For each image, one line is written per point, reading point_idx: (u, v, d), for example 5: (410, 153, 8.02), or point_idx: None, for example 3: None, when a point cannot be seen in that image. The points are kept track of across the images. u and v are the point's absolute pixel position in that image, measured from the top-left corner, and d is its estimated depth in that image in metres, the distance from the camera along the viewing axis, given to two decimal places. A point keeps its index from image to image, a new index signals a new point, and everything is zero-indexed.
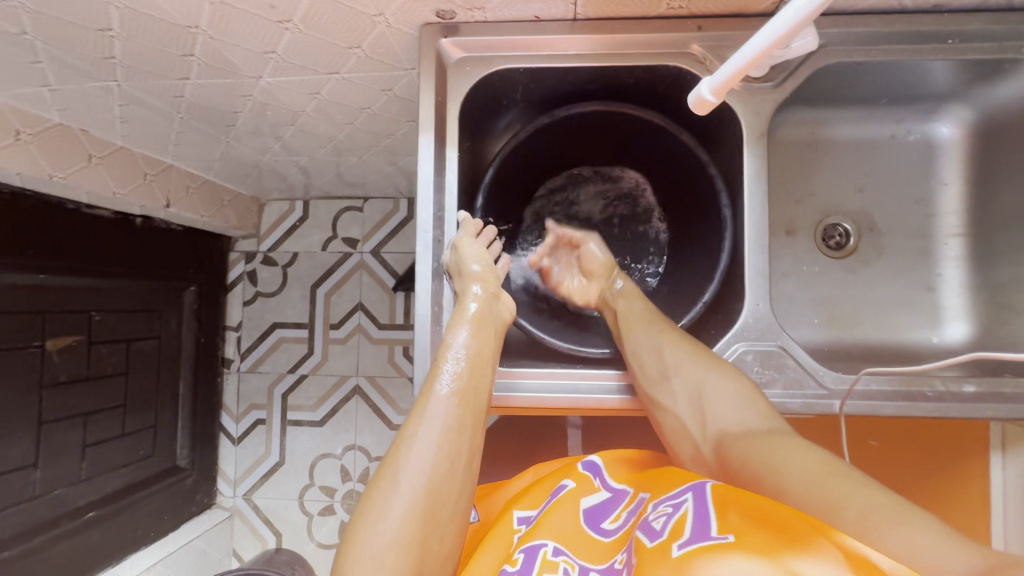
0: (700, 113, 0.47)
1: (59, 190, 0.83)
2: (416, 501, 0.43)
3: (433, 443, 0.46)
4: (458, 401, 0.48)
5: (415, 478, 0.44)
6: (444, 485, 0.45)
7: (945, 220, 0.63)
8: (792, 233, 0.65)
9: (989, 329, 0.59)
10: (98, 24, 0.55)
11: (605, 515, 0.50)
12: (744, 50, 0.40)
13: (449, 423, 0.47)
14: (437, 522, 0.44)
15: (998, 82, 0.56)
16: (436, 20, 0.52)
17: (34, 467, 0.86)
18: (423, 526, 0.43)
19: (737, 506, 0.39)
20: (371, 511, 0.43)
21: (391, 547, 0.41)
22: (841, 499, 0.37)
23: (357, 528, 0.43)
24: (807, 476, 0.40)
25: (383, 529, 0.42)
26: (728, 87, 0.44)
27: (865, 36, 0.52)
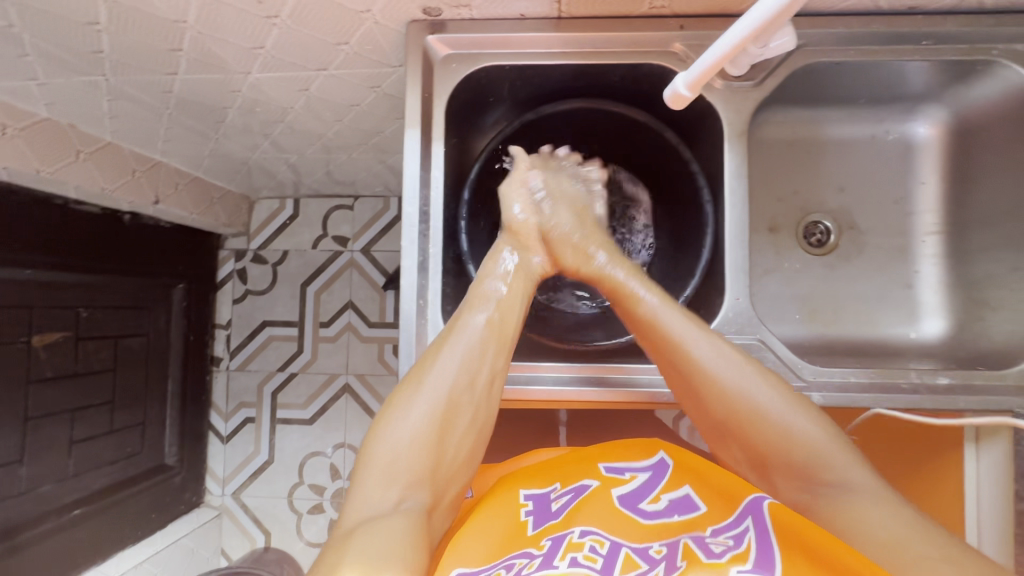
0: (676, 108, 0.49)
1: (48, 185, 0.83)
2: (435, 406, 0.45)
3: (457, 360, 0.47)
4: (485, 323, 0.49)
5: (436, 387, 0.45)
6: (464, 400, 0.46)
7: (923, 218, 0.65)
8: (774, 230, 0.66)
9: (965, 325, 0.61)
10: (87, 17, 0.55)
11: (643, 496, 0.48)
12: (718, 44, 0.42)
13: (474, 343, 0.48)
14: (452, 431, 0.45)
15: (971, 83, 0.57)
16: (422, 18, 0.53)
17: (20, 464, 0.86)
18: (439, 435, 0.44)
19: (806, 555, 0.38)
20: (394, 413, 0.45)
21: (408, 448, 0.43)
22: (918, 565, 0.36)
23: (381, 424, 0.45)
24: (894, 541, 0.38)
25: (403, 432, 0.43)
26: (704, 79, 0.45)
27: (842, 37, 0.53)
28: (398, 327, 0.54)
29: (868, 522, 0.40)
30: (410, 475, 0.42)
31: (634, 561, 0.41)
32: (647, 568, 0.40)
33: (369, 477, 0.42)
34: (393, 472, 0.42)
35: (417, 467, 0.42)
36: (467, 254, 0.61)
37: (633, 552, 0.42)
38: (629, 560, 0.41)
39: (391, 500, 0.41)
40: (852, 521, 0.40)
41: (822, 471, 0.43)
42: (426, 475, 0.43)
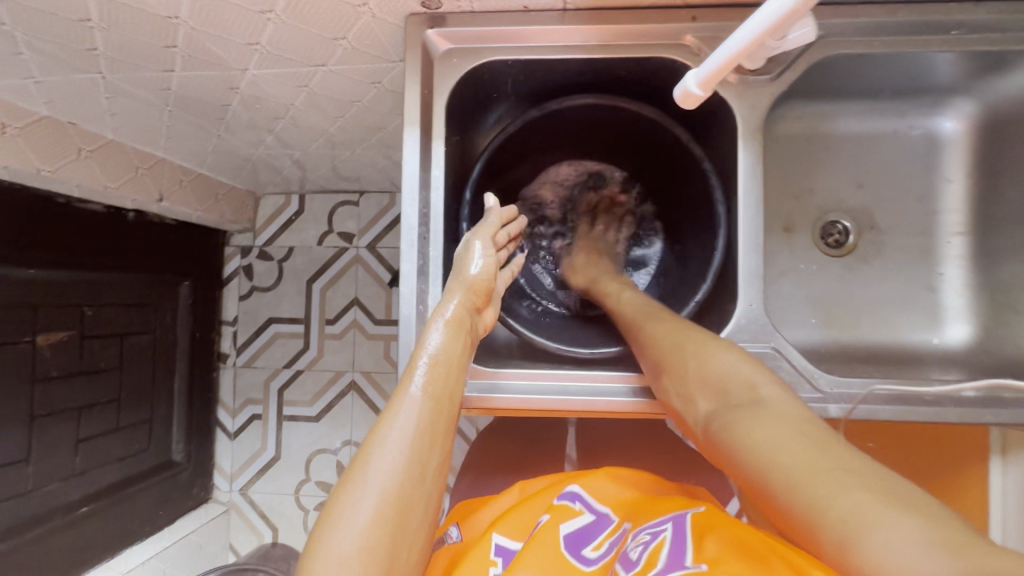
0: (686, 107, 0.46)
1: (49, 183, 0.83)
2: (383, 509, 0.38)
3: (403, 448, 0.40)
4: (430, 401, 0.43)
5: (379, 486, 0.39)
6: (416, 492, 0.40)
7: (948, 217, 0.61)
8: (790, 230, 0.64)
9: (992, 331, 0.58)
10: (77, 14, 0.54)
11: (587, 541, 0.50)
12: (736, 36, 0.39)
13: (421, 425, 0.42)
14: (409, 528, 0.39)
15: (1004, 74, 0.54)
16: (420, 11, 0.51)
17: (27, 462, 0.86)
18: (393, 537, 0.38)
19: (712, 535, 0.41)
20: (332, 524, 0.38)
21: (355, 560, 0.36)
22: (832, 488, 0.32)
23: (318, 541, 0.38)
24: (795, 459, 0.35)
25: (345, 543, 0.37)
26: (717, 77, 0.42)
27: (866, 27, 0.50)
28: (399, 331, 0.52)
29: (771, 438, 0.37)
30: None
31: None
32: None
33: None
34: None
35: None
36: None
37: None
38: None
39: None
40: (757, 447, 0.37)
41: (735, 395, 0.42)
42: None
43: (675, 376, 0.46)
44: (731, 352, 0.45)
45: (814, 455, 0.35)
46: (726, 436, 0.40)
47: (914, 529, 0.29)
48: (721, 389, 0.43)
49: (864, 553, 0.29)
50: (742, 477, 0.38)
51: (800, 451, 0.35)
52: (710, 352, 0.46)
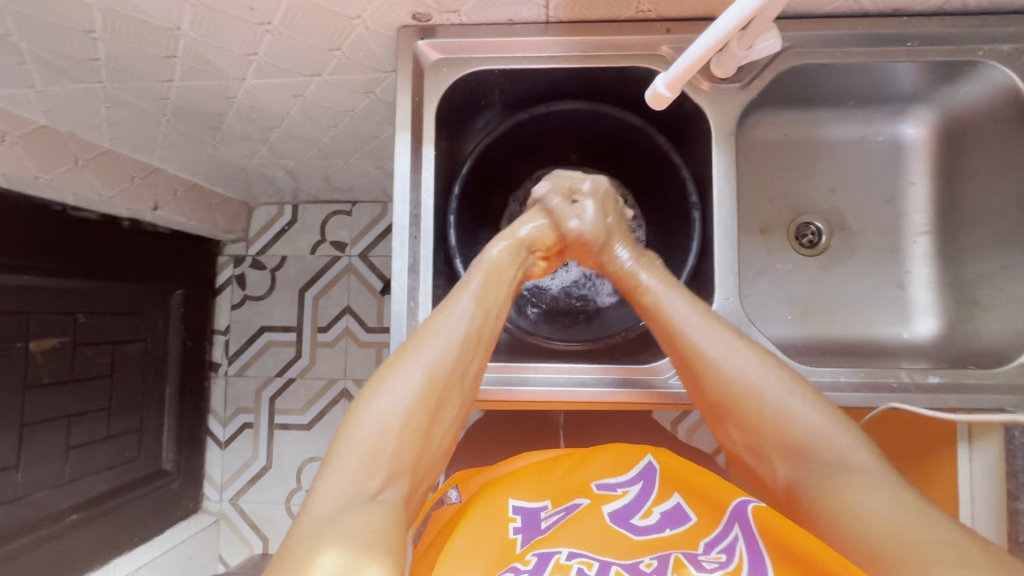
0: (656, 109, 0.48)
1: (46, 192, 0.84)
2: (426, 396, 0.41)
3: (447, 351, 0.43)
4: (481, 315, 0.46)
5: (418, 374, 0.42)
6: (455, 391, 0.43)
7: (914, 218, 0.65)
8: (766, 231, 0.66)
9: (957, 323, 0.61)
10: (83, 26, 0.56)
11: (634, 511, 0.47)
12: (700, 41, 0.42)
13: (465, 331, 0.45)
14: (442, 424, 0.42)
15: (959, 84, 0.58)
16: (412, 23, 0.54)
17: (17, 469, 0.86)
18: (430, 423, 0.41)
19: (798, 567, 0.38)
20: (371, 393, 0.41)
21: (396, 434, 0.39)
22: (937, 551, 0.32)
23: (357, 405, 0.41)
24: (907, 526, 0.34)
25: (381, 417, 0.40)
26: (683, 79, 0.45)
27: (829, 39, 0.54)
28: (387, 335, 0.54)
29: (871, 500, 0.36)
30: (384, 460, 0.38)
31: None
32: None
33: (339, 456, 0.39)
34: (376, 457, 0.38)
35: (401, 459, 0.39)
36: (456, 247, 0.61)
37: (623, 569, 0.41)
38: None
39: (363, 488, 0.37)
40: (857, 512, 0.36)
41: (821, 453, 0.40)
42: (407, 464, 0.39)
43: (742, 426, 0.43)
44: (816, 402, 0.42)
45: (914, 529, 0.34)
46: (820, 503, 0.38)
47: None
48: (811, 446, 0.40)
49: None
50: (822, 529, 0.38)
51: (901, 522, 0.34)
52: (791, 408, 0.42)
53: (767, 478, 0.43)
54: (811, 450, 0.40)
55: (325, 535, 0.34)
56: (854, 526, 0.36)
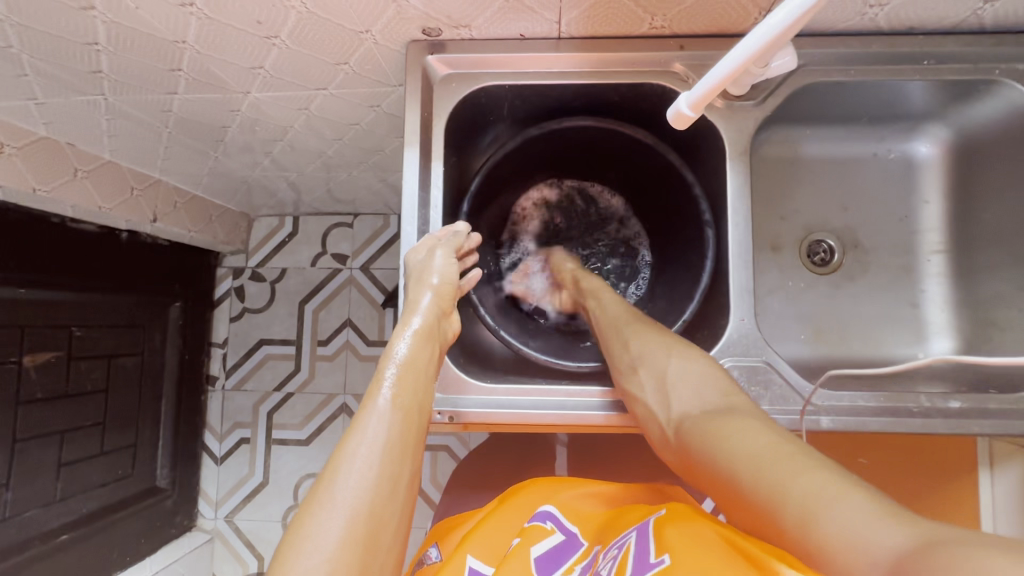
0: (678, 128, 0.47)
1: (44, 204, 0.83)
2: (354, 524, 0.37)
3: (373, 461, 0.40)
4: (402, 418, 0.43)
5: (340, 505, 0.37)
6: (387, 509, 0.39)
7: (927, 236, 0.64)
8: (777, 249, 0.65)
9: (974, 344, 0.59)
10: (86, 38, 0.55)
11: (558, 564, 0.46)
12: (726, 60, 0.41)
13: (387, 441, 0.41)
14: (378, 550, 0.37)
15: (973, 102, 0.57)
16: (422, 38, 0.53)
17: (7, 487, 0.83)
18: (364, 554, 0.36)
19: (680, 535, 0.38)
20: (289, 553, 0.35)
21: None
22: (790, 468, 0.33)
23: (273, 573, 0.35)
24: (768, 452, 0.36)
25: (302, 571, 0.34)
26: (708, 99, 0.44)
27: (843, 57, 0.53)
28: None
29: (737, 436, 0.38)
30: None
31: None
32: None
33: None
34: None
35: None
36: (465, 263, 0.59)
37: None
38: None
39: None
40: (732, 447, 0.37)
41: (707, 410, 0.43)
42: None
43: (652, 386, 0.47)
44: (697, 362, 0.47)
45: (780, 450, 0.36)
46: (705, 440, 0.40)
47: (864, 503, 0.30)
48: (697, 397, 0.44)
49: (824, 536, 0.29)
50: (714, 480, 0.38)
51: (768, 449, 0.36)
52: (673, 366, 0.47)
53: (670, 438, 0.44)
54: (704, 400, 0.44)
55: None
56: (732, 465, 0.37)
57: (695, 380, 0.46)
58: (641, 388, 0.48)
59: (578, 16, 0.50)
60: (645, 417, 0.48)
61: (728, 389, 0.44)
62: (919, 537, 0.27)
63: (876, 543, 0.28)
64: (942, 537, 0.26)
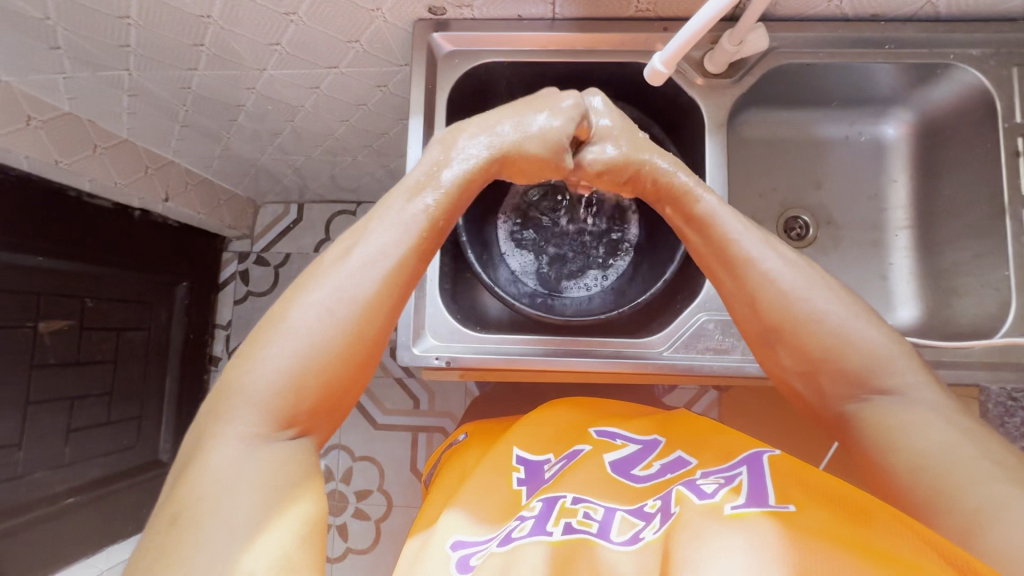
0: (655, 85, 0.53)
1: (64, 176, 0.87)
2: (320, 342, 0.40)
3: (340, 306, 0.41)
4: (392, 264, 0.43)
5: (315, 321, 0.40)
6: (361, 333, 0.41)
7: (895, 213, 0.68)
8: (756, 224, 0.70)
9: (936, 311, 0.64)
10: (118, 11, 0.60)
11: (636, 463, 0.50)
12: (693, 25, 0.45)
13: (369, 282, 0.42)
14: (349, 370, 0.41)
15: (934, 86, 0.62)
16: (427, 17, 0.58)
17: (18, 447, 0.87)
18: (328, 367, 0.40)
19: (802, 486, 0.40)
20: (264, 342, 0.40)
21: (291, 379, 0.39)
22: (971, 483, 0.37)
23: (249, 353, 0.40)
24: (951, 454, 0.39)
25: (277, 368, 0.39)
26: (679, 57, 0.49)
27: (813, 41, 0.58)
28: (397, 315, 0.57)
29: (918, 427, 0.41)
30: (298, 412, 0.39)
31: (630, 522, 0.43)
32: (642, 525, 0.42)
33: (238, 404, 0.38)
34: (276, 408, 0.38)
35: (300, 405, 0.39)
36: (463, 227, 0.64)
37: (628, 514, 0.44)
38: (625, 522, 0.43)
39: (276, 435, 0.38)
40: (907, 445, 0.40)
41: (878, 377, 0.43)
42: (319, 411, 0.40)
43: (794, 347, 0.45)
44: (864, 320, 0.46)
45: (959, 456, 0.39)
46: (878, 429, 0.42)
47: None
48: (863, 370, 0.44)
49: (994, 541, 0.34)
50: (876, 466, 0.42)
51: (947, 451, 0.39)
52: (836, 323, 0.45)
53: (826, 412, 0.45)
54: (864, 372, 0.43)
55: (237, 501, 0.35)
56: (897, 458, 0.40)
57: (866, 332, 0.45)
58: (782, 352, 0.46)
59: None
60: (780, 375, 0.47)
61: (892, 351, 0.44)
62: None
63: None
64: None
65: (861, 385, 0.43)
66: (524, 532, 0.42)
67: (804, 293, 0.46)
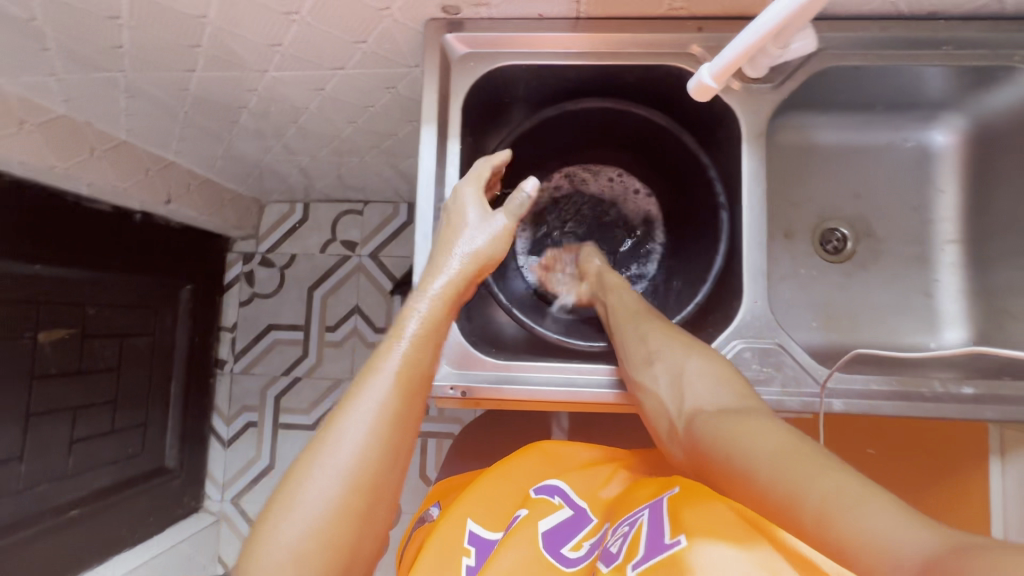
0: (700, 101, 0.48)
1: (62, 181, 0.84)
2: (335, 499, 0.39)
3: (351, 453, 0.41)
4: (387, 404, 0.43)
5: (326, 480, 0.39)
6: (377, 482, 0.41)
7: (942, 226, 0.63)
8: (790, 237, 0.65)
9: (988, 334, 0.59)
10: (109, 12, 0.56)
11: (565, 541, 0.46)
12: (751, 30, 0.41)
13: (371, 423, 0.42)
14: (368, 521, 0.40)
15: (993, 91, 0.57)
16: (441, 16, 0.54)
17: (21, 460, 0.85)
18: (349, 521, 0.39)
19: (689, 514, 0.38)
20: (272, 515, 0.39)
21: (302, 546, 0.37)
22: (802, 469, 0.32)
23: (261, 531, 0.39)
24: (779, 447, 0.35)
25: (286, 538, 0.37)
26: (730, 71, 0.45)
27: (862, 41, 0.53)
28: None
29: (752, 431, 0.37)
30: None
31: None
32: None
33: None
34: None
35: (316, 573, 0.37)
36: None
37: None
38: None
39: None
40: (733, 446, 0.37)
41: (716, 401, 0.43)
42: (334, 572, 0.38)
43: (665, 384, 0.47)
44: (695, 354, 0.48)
45: (792, 446, 0.34)
46: (711, 440, 0.39)
47: (885, 503, 0.29)
48: (704, 394, 0.44)
49: (842, 532, 0.28)
50: (733, 486, 0.36)
51: (781, 446, 0.35)
52: (693, 363, 0.47)
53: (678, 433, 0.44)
54: (712, 398, 0.44)
55: None
56: (739, 460, 0.36)
57: (704, 368, 0.46)
58: (654, 381, 0.48)
59: None
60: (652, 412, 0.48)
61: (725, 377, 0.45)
62: (948, 542, 0.25)
63: (903, 545, 0.26)
64: (971, 538, 0.25)
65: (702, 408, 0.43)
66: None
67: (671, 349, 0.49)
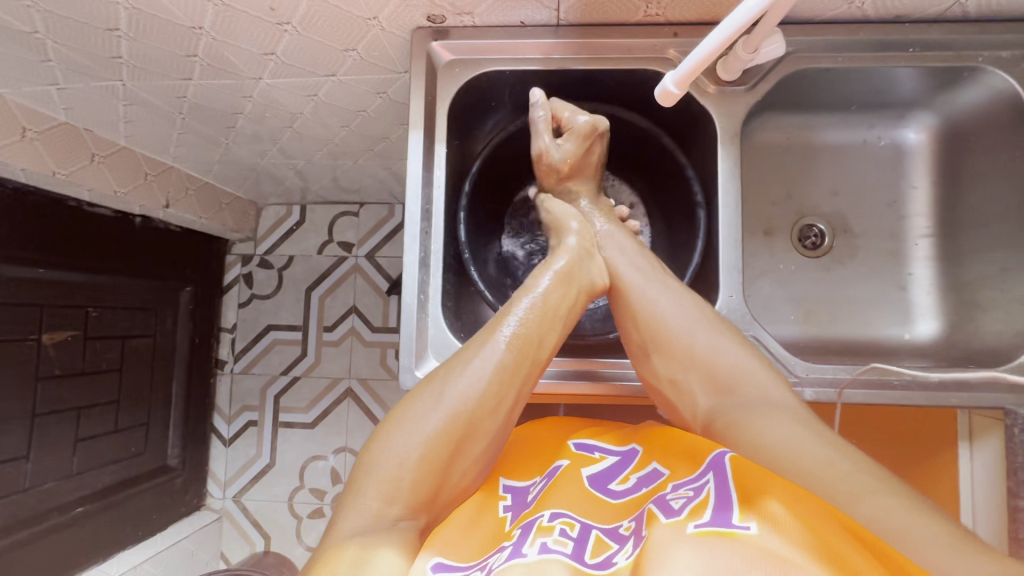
0: (665, 106, 0.50)
1: (64, 187, 0.86)
2: (449, 424, 0.44)
3: (477, 387, 0.46)
4: (503, 366, 0.47)
5: (442, 413, 0.44)
6: (485, 424, 0.45)
7: (915, 221, 0.65)
8: (769, 233, 0.67)
9: (958, 325, 0.61)
10: (107, 24, 0.58)
11: (613, 477, 0.48)
12: (709, 39, 0.43)
13: (489, 372, 0.46)
14: (467, 455, 0.45)
15: (960, 90, 0.59)
16: (426, 25, 0.56)
17: (26, 459, 0.87)
18: (451, 452, 0.44)
19: (767, 497, 0.36)
20: (393, 428, 0.44)
21: (414, 463, 0.42)
22: (859, 495, 0.36)
23: (381, 438, 0.44)
24: (832, 467, 0.39)
25: (399, 451, 0.43)
26: (691, 77, 0.47)
27: (832, 44, 0.55)
28: (399, 334, 0.56)
29: (790, 436, 0.42)
30: (416, 496, 0.42)
31: (605, 542, 0.40)
32: (615, 547, 0.39)
33: (364, 484, 0.42)
34: (396, 489, 0.41)
35: (420, 492, 0.42)
36: (467, 246, 0.61)
37: (603, 534, 0.41)
38: (600, 542, 0.40)
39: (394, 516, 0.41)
40: (771, 443, 0.42)
41: (746, 394, 0.47)
42: (431, 501, 0.43)
43: (670, 360, 0.51)
44: (731, 340, 0.50)
45: (842, 466, 0.39)
46: (742, 435, 0.44)
47: (932, 532, 0.33)
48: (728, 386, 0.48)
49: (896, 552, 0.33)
50: None
51: (828, 465, 0.39)
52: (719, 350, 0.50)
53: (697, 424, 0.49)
54: (739, 390, 0.48)
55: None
56: (780, 464, 0.40)
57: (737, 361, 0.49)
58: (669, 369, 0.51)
59: (575, 4, 0.53)
60: (660, 385, 0.52)
61: (765, 375, 0.48)
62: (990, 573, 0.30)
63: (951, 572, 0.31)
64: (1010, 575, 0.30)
65: (725, 404, 0.48)
66: (497, 561, 0.37)
67: (705, 338, 0.50)
